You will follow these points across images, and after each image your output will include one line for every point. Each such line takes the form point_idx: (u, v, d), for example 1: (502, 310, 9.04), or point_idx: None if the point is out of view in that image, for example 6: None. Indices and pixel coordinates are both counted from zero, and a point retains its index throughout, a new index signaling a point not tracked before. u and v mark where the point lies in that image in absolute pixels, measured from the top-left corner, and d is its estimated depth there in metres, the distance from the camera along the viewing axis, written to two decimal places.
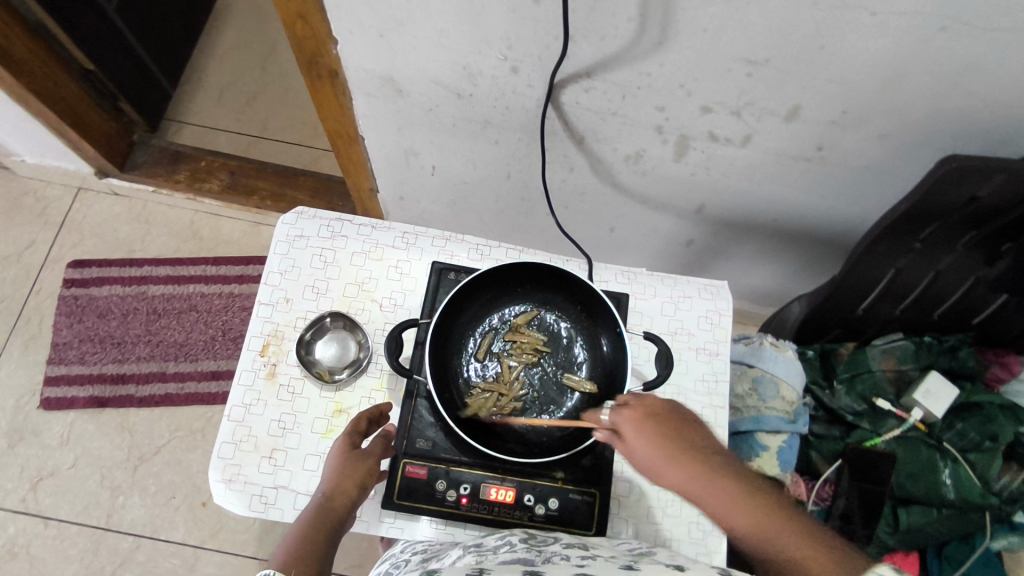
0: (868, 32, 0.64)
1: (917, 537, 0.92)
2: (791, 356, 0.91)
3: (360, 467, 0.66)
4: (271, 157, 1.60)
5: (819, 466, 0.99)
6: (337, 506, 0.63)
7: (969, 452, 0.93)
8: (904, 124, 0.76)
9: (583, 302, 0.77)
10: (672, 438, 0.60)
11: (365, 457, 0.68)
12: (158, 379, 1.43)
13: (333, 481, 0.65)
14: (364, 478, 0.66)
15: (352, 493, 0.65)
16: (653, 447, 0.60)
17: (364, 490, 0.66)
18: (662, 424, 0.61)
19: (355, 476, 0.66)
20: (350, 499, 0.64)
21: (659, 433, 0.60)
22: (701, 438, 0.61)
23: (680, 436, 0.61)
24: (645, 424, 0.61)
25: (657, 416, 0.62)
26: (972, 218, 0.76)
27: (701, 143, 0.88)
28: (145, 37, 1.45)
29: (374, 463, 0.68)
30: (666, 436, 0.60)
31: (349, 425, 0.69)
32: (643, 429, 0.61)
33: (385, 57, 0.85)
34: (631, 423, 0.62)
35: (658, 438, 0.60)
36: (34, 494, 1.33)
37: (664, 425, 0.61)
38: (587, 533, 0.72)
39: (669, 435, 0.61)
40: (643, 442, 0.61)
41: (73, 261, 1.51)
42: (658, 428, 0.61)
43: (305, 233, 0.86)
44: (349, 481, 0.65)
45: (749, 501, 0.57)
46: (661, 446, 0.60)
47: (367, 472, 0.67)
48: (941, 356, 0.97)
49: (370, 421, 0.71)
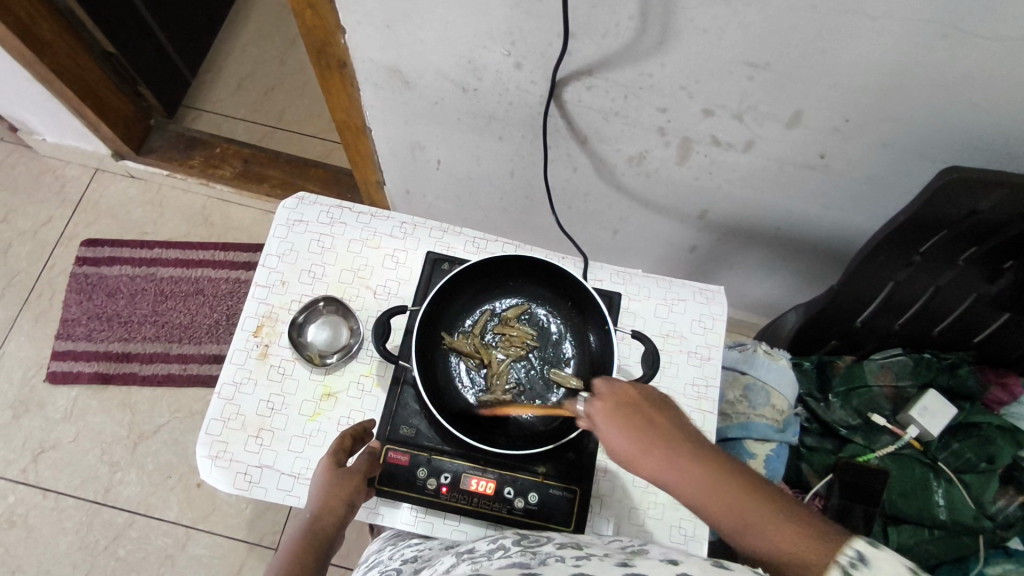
0: (868, 38, 0.64)
1: (909, 558, 0.90)
2: (783, 365, 0.90)
3: (347, 485, 0.66)
4: (286, 147, 1.63)
5: (810, 479, 0.96)
6: (324, 525, 0.64)
7: (964, 473, 0.91)
8: (906, 134, 0.76)
9: (574, 298, 0.78)
10: (644, 425, 0.56)
11: (352, 472, 0.67)
12: (162, 360, 1.46)
13: (319, 500, 0.64)
14: (351, 495, 0.66)
15: (339, 511, 0.64)
16: (623, 435, 0.56)
17: (352, 506, 0.66)
18: (632, 411, 0.57)
19: (342, 494, 0.65)
20: (338, 518, 0.64)
21: (628, 421, 0.56)
22: (677, 426, 0.57)
23: (653, 423, 0.56)
24: (614, 413, 0.57)
25: (626, 403, 0.58)
26: (973, 233, 0.75)
27: (703, 146, 0.88)
28: (167, 24, 1.48)
29: (361, 479, 0.67)
30: (637, 424, 0.56)
31: (333, 444, 0.67)
32: (611, 419, 0.57)
33: (392, 49, 0.86)
34: (602, 412, 0.58)
35: (628, 426, 0.56)
36: (35, 466, 1.35)
37: (634, 412, 0.57)
38: (565, 529, 0.71)
39: (640, 421, 0.56)
40: (612, 431, 0.57)
41: (87, 239, 1.54)
42: (631, 414, 0.57)
43: (304, 218, 0.88)
44: (336, 499, 0.65)
45: (729, 487, 0.51)
46: (632, 435, 0.55)
47: (354, 488, 0.66)
48: (939, 373, 0.95)
49: (355, 438, 0.69)
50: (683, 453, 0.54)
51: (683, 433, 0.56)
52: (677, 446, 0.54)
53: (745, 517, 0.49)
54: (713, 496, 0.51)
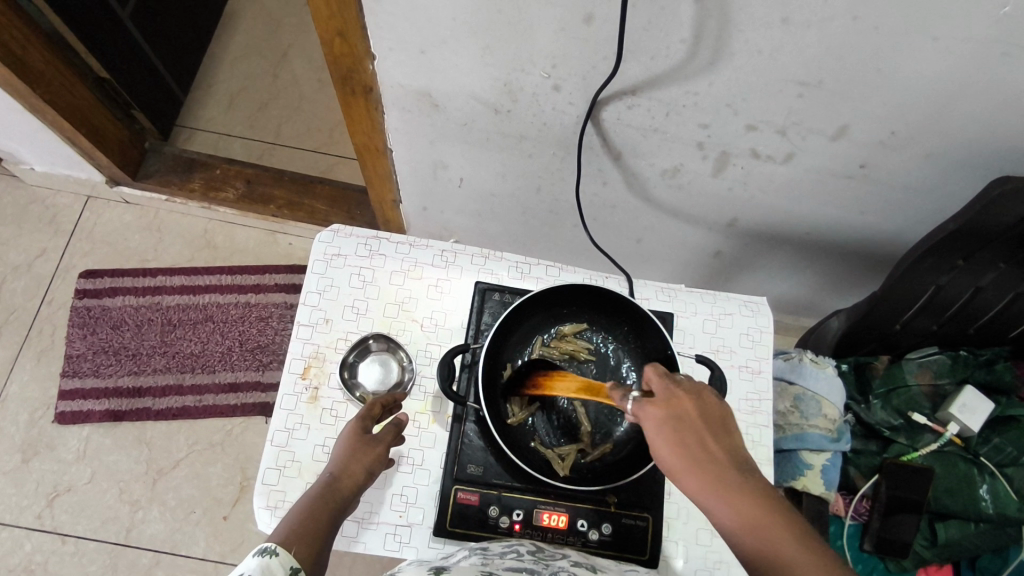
0: (927, 55, 0.64)
1: (953, 550, 0.97)
2: (830, 373, 0.98)
3: (370, 452, 0.66)
4: (288, 165, 1.58)
5: (856, 480, 1.02)
6: (343, 486, 0.62)
7: (1006, 466, 0.96)
8: (952, 142, 0.77)
9: (632, 323, 0.77)
10: (693, 441, 0.55)
11: (375, 442, 0.67)
12: (175, 392, 1.41)
13: (341, 463, 0.64)
14: (372, 463, 0.65)
15: (359, 476, 0.64)
16: (668, 445, 0.55)
17: (370, 476, 0.65)
18: (686, 423, 0.56)
19: (364, 461, 0.65)
20: (357, 481, 0.63)
21: (677, 434, 0.55)
22: (730, 447, 0.55)
23: (704, 439, 0.55)
24: (664, 422, 0.56)
25: (681, 413, 0.56)
26: (1019, 238, 0.77)
27: (742, 159, 0.87)
28: (154, 42, 1.41)
29: (383, 450, 0.67)
30: (686, 438, 0.55)
31: (362, 409, 0.70)
32: (660, 428, 0.56)
33: (424, 75, 0.82)
34: (653, 418, 0.57)
35: (676, 436, 0.55)
36: (50, 511, 1.31)
37: (687, 426, 0.55)
38: (640, 558, 0.73)
39: (689, 436, 0.55)
40: (661, 440, 0.55)
41: (86, 270, 1.48)
42: (678, 430, 0.55)
43: (342, 251, 0.85)
44: (358, 465, 0.64)
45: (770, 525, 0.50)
46: (679, 448, 0.54)
47: (376, 457, 0.66)
48: (977, 369, 1.00)
49: (383, 409, 0.73)
50: (728, 480, 0.52)
51: (735, 456, 0.54)
52: (724, 470, 0.53)
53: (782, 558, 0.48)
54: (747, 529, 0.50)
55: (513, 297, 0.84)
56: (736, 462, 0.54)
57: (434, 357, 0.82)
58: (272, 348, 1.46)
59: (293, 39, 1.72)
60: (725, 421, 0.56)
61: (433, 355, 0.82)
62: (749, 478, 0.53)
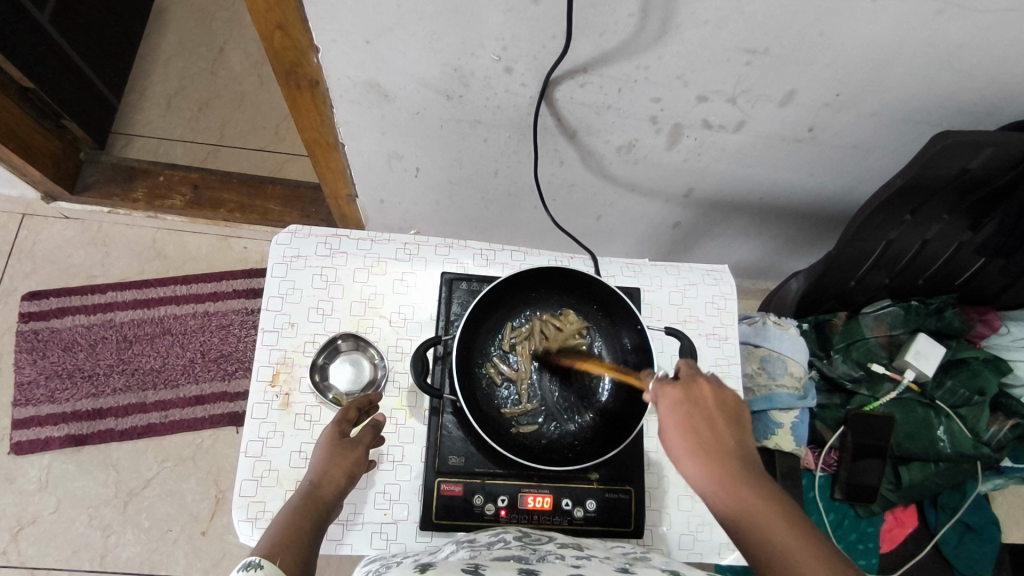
0: (866, 16, 0.66)
1: (916, 490, 1.11)
2: (793, 333, 1.04)
3: (350, 455, 0.65)
4: (235, 165, 1.53)
5: (824, 433, 1.12)
6: (325, 492, 0.61)
7: (961, 407, 1.09)
8: (892, 102, 0.80)
9: (601, 301, 0.78)
10: (707, 426, 0.58)
11: (354, 445, 0.66)
12: (138, 410, 1.36)
13: (320, 469, 0.63)
14: (352, 466, 0.64)
15: (340, 480, 0.63)
16: (677, 423, 0.58)
17: (351, 479, 0.64)
18: (703, 406, 0.59)
19: (344, 464, 0.64)
20: (338, 486, 0.62)
21: (690, 417, 0.58)
22: (741, 438, 0.58)
23: (717, 425, 0.58)
24: (681, 403, 0.60)
25: (699, 401, 0.60)
26: (960, 189, 0.81)
27: (695, 130, 0.88)
28: (76, 45, 1.34)
29: (362, 452, 0.67)
30: (700, 422, 0.58)
31: (337, 414, 0.68)
32: (675, 406, 0.59)
33: (371, 64, 0.79)
34: (668, 398, 0.60)
35: (689, 418, 0.58)
36: (16, 545, 1.25)
37: (699, 412, 0.59)
38: (626, 530, 0.75)
39: (700, 420, 0.58)
40: (671, 418, 0.59)
41: (28, 292, 1.41)
42: (689, 414, 0.59)
43: (301, 252, 0.83)
44: (338, 469, 0.63)
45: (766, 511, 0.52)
46: (688, 427, 0.58)
47: (356, 460, 0.65)
48: (929, 318, 1.09)
49: (359, 411, 0.71)
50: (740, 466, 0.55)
51: (746, 448, 0.57)
52: (730, 457, 0.56)
53: (773, 541, 0.50)
54: (743, 506, 0.53)
55: (481, 284, 0.83)
56: (744, 453, 0.57)
57: (406, 351, 0.81)
58: (236, 356, 1.42)
59: (228, 35, 1.65)
60: (741, 416, 0.60)
61: (404, 350, 0.82)
62: (755, 469, 0.55)
